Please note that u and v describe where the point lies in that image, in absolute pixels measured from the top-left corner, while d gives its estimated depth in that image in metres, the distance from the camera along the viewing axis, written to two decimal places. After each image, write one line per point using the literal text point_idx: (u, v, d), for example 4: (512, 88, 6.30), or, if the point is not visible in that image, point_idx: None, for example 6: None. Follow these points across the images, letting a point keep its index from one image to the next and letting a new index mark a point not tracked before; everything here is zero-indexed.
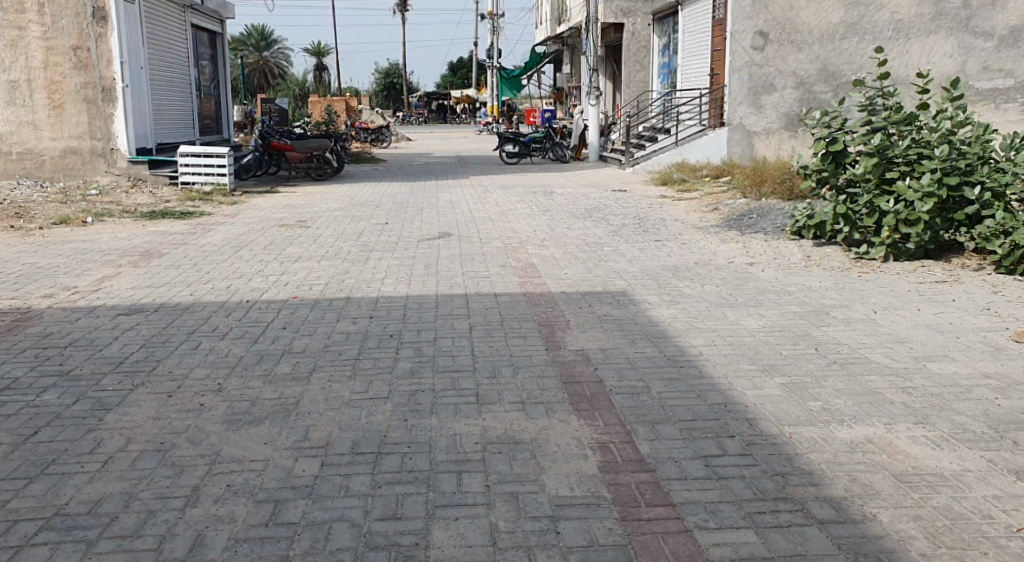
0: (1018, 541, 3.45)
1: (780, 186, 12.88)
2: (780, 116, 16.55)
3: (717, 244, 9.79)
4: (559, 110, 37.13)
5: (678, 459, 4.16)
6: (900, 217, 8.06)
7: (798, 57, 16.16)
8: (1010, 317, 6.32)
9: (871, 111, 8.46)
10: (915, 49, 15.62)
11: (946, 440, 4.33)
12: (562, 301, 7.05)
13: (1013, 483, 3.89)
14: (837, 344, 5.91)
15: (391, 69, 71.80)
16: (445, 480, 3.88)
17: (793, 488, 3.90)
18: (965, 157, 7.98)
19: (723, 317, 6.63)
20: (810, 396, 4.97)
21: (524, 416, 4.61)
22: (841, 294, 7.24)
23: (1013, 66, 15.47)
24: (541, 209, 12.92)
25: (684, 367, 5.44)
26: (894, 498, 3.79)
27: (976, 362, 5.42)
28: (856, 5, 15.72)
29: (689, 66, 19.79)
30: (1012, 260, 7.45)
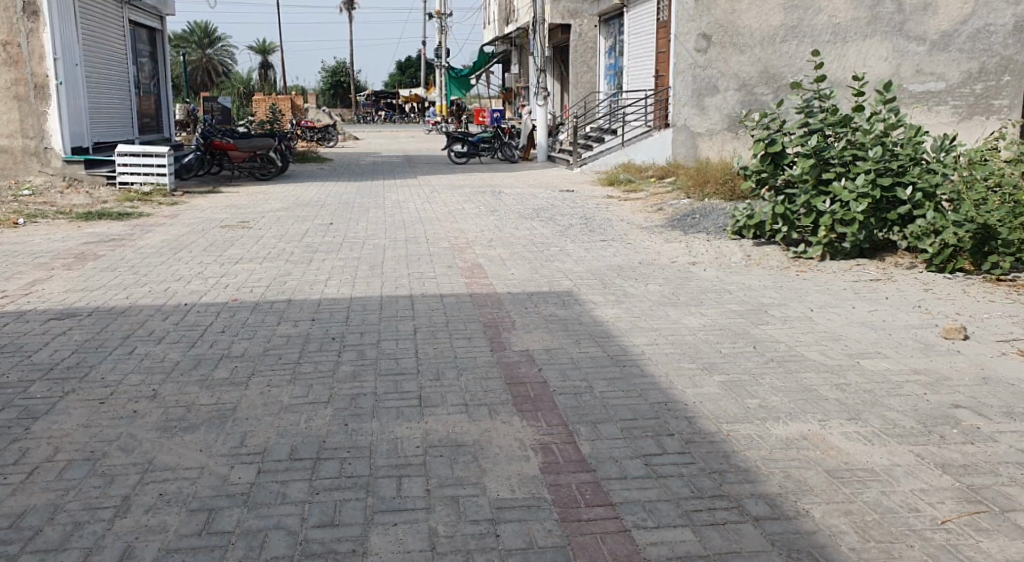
0: (942, 533, 3.55)
1: (723, 187, 13.10)
2: (723, 118, 16.77)
3: (661, 243, 9.90)
4: (508, 110, 37.16)
5: (618, 458, 4.20)
6: (835, 217, 8.24)
7: (739, 59, 16.39)
8: (940, 315, 6.49)
9: (808, 114, 8.62)
10: (852, 52, 15.96)
11: (877, 436, 4.43)
12: (508, 301, 7.07)
13: (939, 476, 4.00)
14: (774, 342, 6.02)
15: (338, 68, 71.26)
16: (384, 485, 3.87)
17: (729, 485, 3.97)
18: (898, 159, 8.17)
19: (665, 316, 6.70)
20: (748, 394, 5.06)
21: (467, 418, 4.61)
22: (779, 292, 7.37)
23: (944, 69, 15.81)
24: (489, 209, 12.94)
25: (626, 366, 5.50)
26: (826, 494, 3.87)
27: (908, 359, 5.57)
28: (795, 8, 15.99)
29: (634, 67, 19.98)
30: (942, 259, 7.66)
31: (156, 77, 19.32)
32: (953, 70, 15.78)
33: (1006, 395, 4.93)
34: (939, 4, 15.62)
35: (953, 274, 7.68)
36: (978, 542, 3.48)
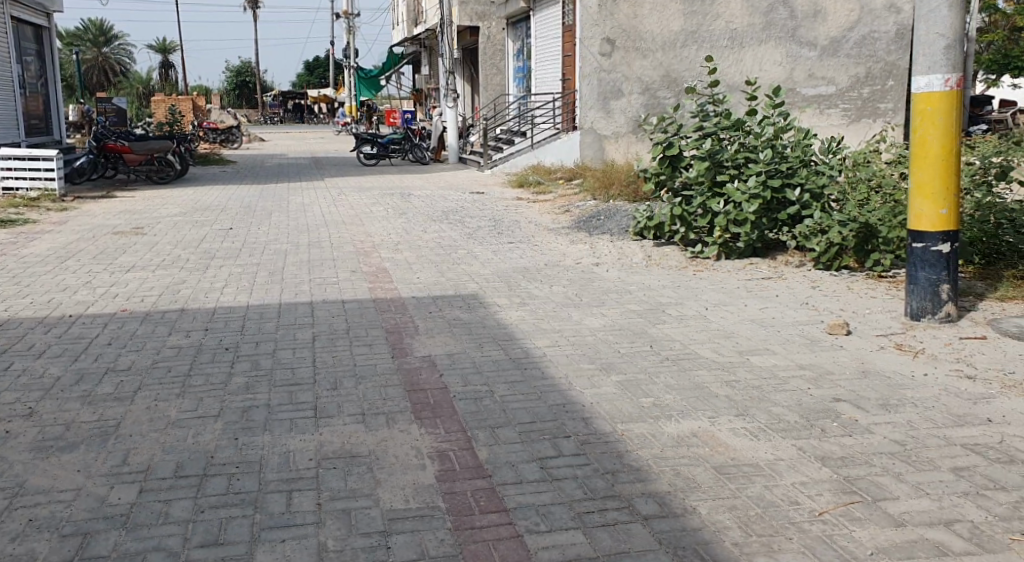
0: (819, 524, 3.69)
1: (627, 189, 13.39)
2: (628, 121, 16.98)
3: (564, 245, 10.02)
4: (418, 110, 36.97)
5: (514, 462, 4.24)
6: (729, 217, 8.48)
7: (642, 63, 16.73)
8: (827, 311, 6.74)
9: (703, 118, 8.84)
10: (748, 57, 16.80)
11: (763, 431, 4.58)
12: (412, 305, 7.06)
13: (819, 469, 4.15)
14: (670, 340, 6.15)
15: (243, 68, 69.76)
16: (273, 501, 3.83)
17: (621, 485, 4.04)
18: (787, 161, 8.44)
19: (568, 317, 6.79)
20: (643, 393, 5.16)
21: (363, 428, 4.59)
22: (676, 292, 7.54)
23: (834, 74, 17.01)
24: (397, 211, 12.89)
25: (527, 369, 5.55)
26: (713, 490, 3.98)
27: (794, 354, 5.77)
28: (694, 14, 16.66)
29: (542, 70, 20.15)
30: (829, 257, 7.95)
31: (44, 77, 18.59)
32: (842, 74, 17.04)
33: (882, 387, 5.15)
34: (828, 11, 16.80)
35: (839, 272, 7.97)
36: (851, 531, 3.63)
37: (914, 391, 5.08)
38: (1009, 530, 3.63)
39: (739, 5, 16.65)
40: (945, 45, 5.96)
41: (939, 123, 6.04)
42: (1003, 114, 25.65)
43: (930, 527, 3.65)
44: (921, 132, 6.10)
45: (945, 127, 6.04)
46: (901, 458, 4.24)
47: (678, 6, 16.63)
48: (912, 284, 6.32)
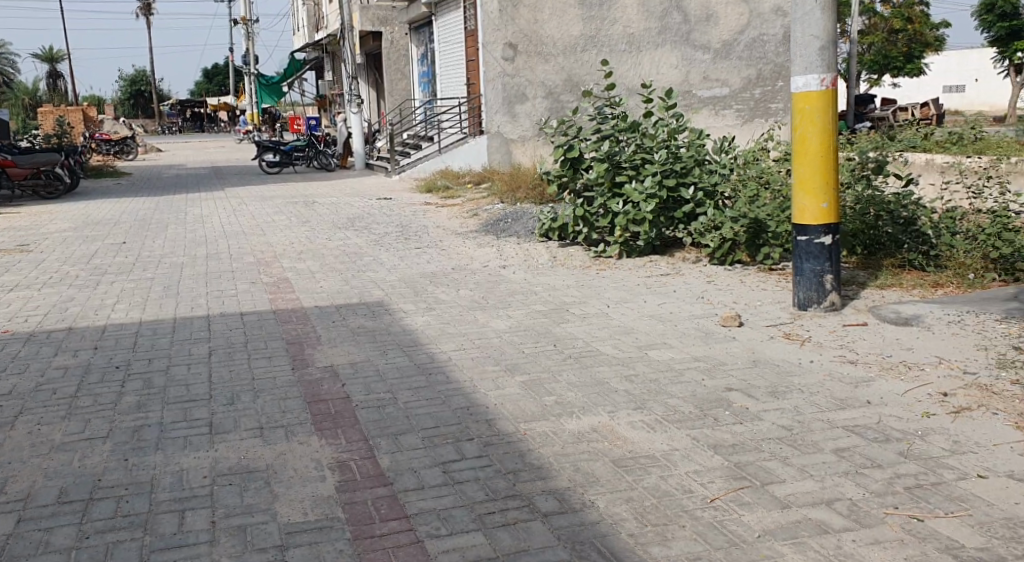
0: (710, 511, 3.82)
1: (534, 191, 13.53)
2: (533, 124, 17.13)
3: (471, 248, 10.06)
4: (323, 116, 36.53)
5: (417, 468, 4.26)
6: (629, 217, 8.65)
7: (544, 68, 16.93)
8: (721, 304, 6.94)
9: (600, 120, 8.98)
10: (646, 60, 17.18)
11: (659, 422, 4.72)
12: (314, 315, 6.99)
13: (711, 457, 4.29)
14: (573, 339, 6.24)
15: (138, 76, 67.78)
16: (164, 521, 3.76)
17: (522, 484, 4.10)
18: (682, 161, 8.64)
19: (474, 320, 6.83)
20: (546, 392, 5.23)
21: (261, 442, 4.54)
22: (580, 291, 7.64)
23: (727, 76, 17.52)
24: (301, 220, 12.73)
25: (431, 375, 5.55)
26: (611, 482, 4.08)
27: (691, 347, 5.94)
28: (593, 19, 16.94)
29: (446, 75, 20.17)
30: (722, 252, 8.21)
31: None
32: (734, 76, 17.55)
33: (772, 374, 5.35)
34: (720, 15, 17.27)
35: (732, 266, 8.22)
36: (739, 515, 3.77)
37: (801, 377, 5.29)
38: (884, 506, 3.82)
39: (636, 10, 17.03)
40: (820, 47, 6.22)
41: (817, 121, 6.27)
42: (885, 111, 26.93)
43: (813, 507, 3.81)
44: (801, 130, 6.33)
45: (823, 125, 6.28)
46: (787, 442, 4.42)
47: (577, 11, 16.88)
48: (798, 275, 6.59)
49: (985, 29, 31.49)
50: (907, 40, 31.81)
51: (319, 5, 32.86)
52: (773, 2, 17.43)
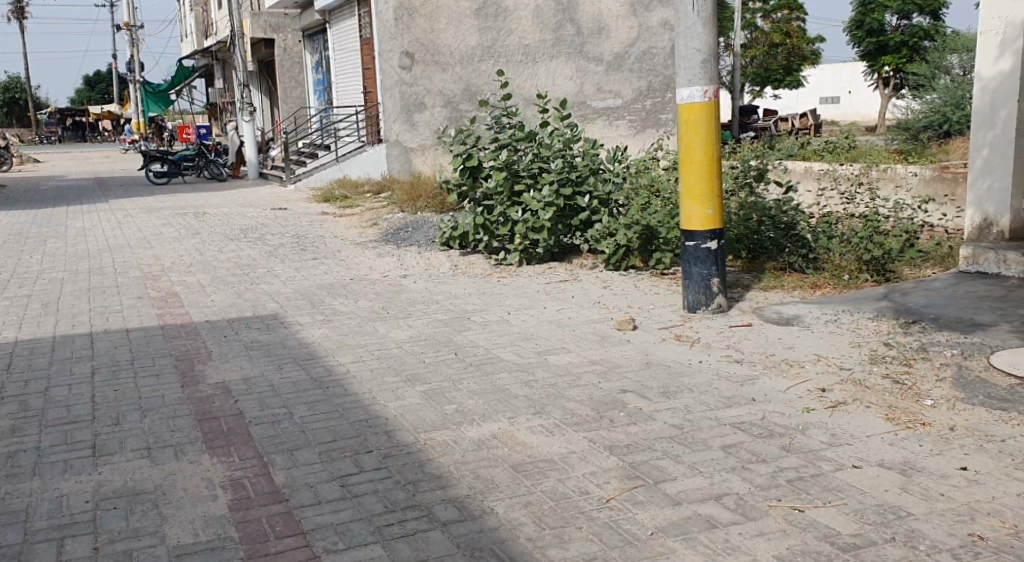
0: (606, 511, 4.02)
1: (434, 200, 13.54)
2: (432, 133, 17.13)
3: (369, 258, 10.02)
4: (214, 125, 35.67)
5: (313, 483, 4.24)
6: (528, 225, 8.75)
7: (442, 77, 17.01)
8: (616, 308, 7.12)
9: (498, 130, 9.11)
10: (542, 72, 17.65)
11: (557, 427, 4.86)
12: (204, 330, 6.86)
13: (606, 458, 4.51)
14: (474, 346, 6.30)
15: (12, 83, 64.88)
16: (42, 551, 3.68)
17: (422, 494, 4.14)
18: (577, 170, 8.82)
19: (374, 331, 6.81)
20: (446, 400, 5.27)
21: (148, 463, 4.46)
22: (481, 298, 7.71)
23: (619, 88, 18.27)
24: (190, 232, 12.44)
25: (329, 388, 5.52)
26: (510, 488, 4.20)
27: (588, 351, 6.08)
28: (488, 30, 17.19)
29: (342, 83, 20.04)
30: (617, 258, 8.38)
31: None
32: (626, 87, 18.32)
33: (664, 375, 5.61)
34: (611, 29, 17.99)
35: (627, 271, 8.43)
36: (634, 514, 3.99)
37: (691, 377, 5.58)
38: (766, 499, 4.14)
39: (530, 22, 17.42)
40: (702, 59, 6.48)
41: (701, 131, 6.53)
42: (767, 121, 27.99)
43: (703, 503, 4.10)
44: (686, 140, 6.57)
45: (706, 135, 6.54)
46: (678, 442, 4.70)
47: (473, 21, 17.07)
48: (688, 279, 6.81)
49: (854, 44, 33.21)
50: (786, 54, 33.56)
51: (207, 11, 32.21)
52: (661, 16, 18.31)
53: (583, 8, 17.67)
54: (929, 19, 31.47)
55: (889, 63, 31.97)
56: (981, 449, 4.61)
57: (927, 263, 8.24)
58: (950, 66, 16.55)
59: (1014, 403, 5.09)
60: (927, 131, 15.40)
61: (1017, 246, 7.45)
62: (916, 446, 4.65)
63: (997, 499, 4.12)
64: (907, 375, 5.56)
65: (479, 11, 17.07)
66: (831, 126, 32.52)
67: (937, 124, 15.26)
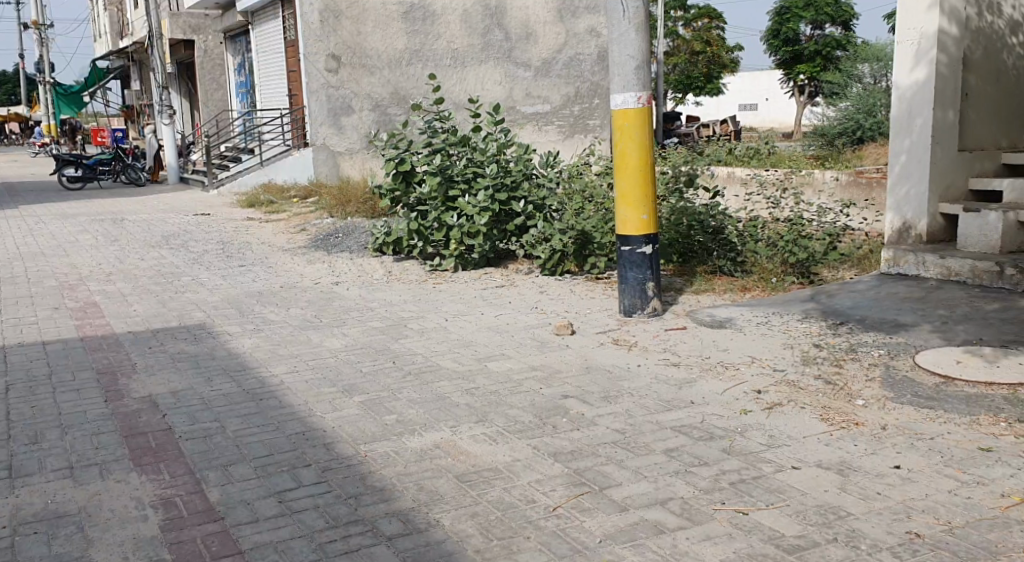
0: (553, 520, 3.97)
1: (364, 206, 13.36)
2: (361, 137, 16.90)
3: (299, 265, 9.81)
4: (130, 128, 34.66)
5: (250, 500, 4.09)
6: (463, 230, 8.67)
7: (370, 80, 16.82)
8: (554, 313, 7.08)
9: (430, 134, 8.99)
10: (471, 76, 17.63)
11: (501, 434, 4.79)
12: (127, 342, 6.61)
13: (551, 465, 4.46)
14: (412, 354, 6.20)
15: None
16: None
17: (365, 508, 4.03)
18: (511, 175, 8.78)
19: (309, 340, 6.66)
20: (386, 411, 5.15)
21: (72, 483, 4.26)
22: (417, 305, 7.60)
23: (548, 93, 18.34)
24: (108, 239, 12.02)
25: (263, 400, 5.35)
26: (455, 500, 4.11)
27: (528, 357, 6.03)
28: (417, 34, 17.08)
29: (266, 86, 19.67)
30: (552, 263, 8.36)
31: None
32: (554, 93, 18.39)
33: (604, 380, 5.59)
34: (539, 34, 18.02)
35: (562, 276, 8.41)
36: (581, 522, 3.95)
37: (631, 382, 5.57)
38: (711, 502, 4.14)
39: (458, 26, 17.39)
40: (635, 66, 6.50)
41: (635, 137, 6.54)
42: (689, 127, 28.38)
43: (649, 508, 4.08)
44: (621, 146, 6.58)
45: (641, 141, 6.56)
46: (622, 446, 4.67)
47: (401, 24, 16.93)
48: (624, 284, 6.82)
49: (771, 53, 34.02)
50: (707, 62, 34.28)
51: (123, 11, 31.35)
52: (588, 23, 18.42)
53: (511, 13, 17.70)
54: (840, 30, 32.41)
55: (805, 71, 32.69)
56: (912, 447, 4.69)
57: (851, 266, 8.43)
58: (862, 75, 16.96)
59: (940, 401, 5.20)
60: (842, 137, 15.78)
61: (936, 248, 7.66)
62: (852, 447, 4.71)
63: (930, 497, 4.19)
64: (839, 375, 5.64)
65: (406, 15, 16.93)
66: (751, 133, 33.25)
67: (850, 131, 15.66)
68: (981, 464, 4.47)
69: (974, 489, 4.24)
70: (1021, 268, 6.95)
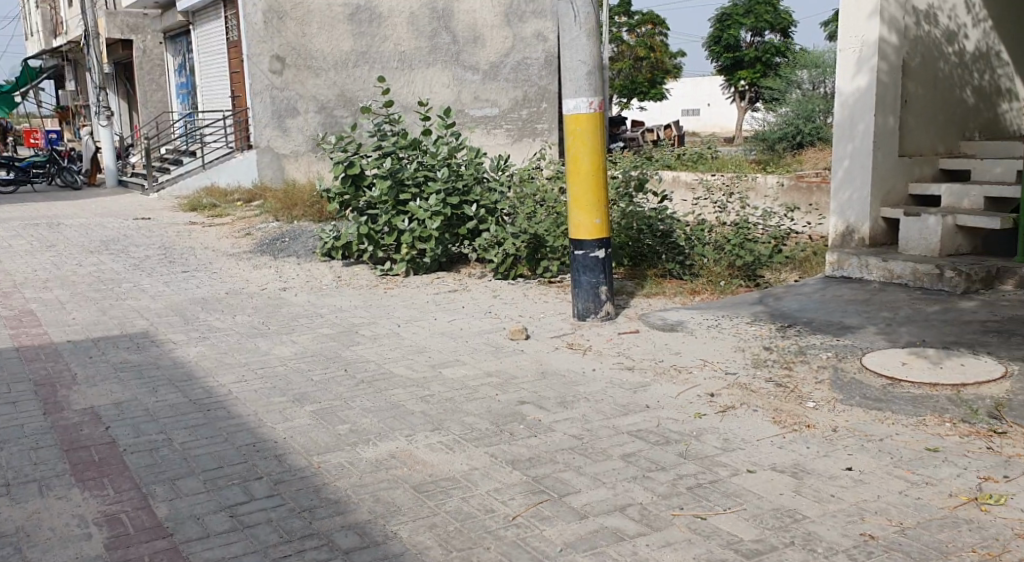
0: (513, 529, 3.91)
1: (310, 209, 13.17)
2: (306, 139, 16.68)
3: (245, 271, 9.61)
4: (64, 129, 33.81)
5: (200, 515, 3.96)
6: (414, 234, 8.56)
7: (316, 82, 16.60)
8: (509, 318, 7.02)
9: (380, 137, 8.85)
10: (418, 79, 17.53)
11: (457, 443, 4.72)
12: (66, 352, 6.39)
13: (509, 473, 4.39)
14: (364, 361, 6.08)
15: None
16: None
17: (320, 521, 3.93)
18: (463, 179, 8.71)
19: (257, 347, 6.51)
20: (338, 420, 5.04)
21: (11, 501, 4.08)
22: (368, 311, 7.48)
23: (496, 97, 18.31)
24: (44, 244, 11.66)
25: (210, 411, 5.20)
26: (413, 510, 4.03)
27: (483, 363, 5.96)
28: (363, 36, 16.93)
29: (208, 87, 19.31)
30: (505, 267, 8.31)
31: None
32: (502, 97, 18.37)
33: (559, 386, 5.54)
34: (486, 38, 17.98)
35: (515, 280, 8.36)
36: (542, 531, 3.89)
37: (586, 386, 5.53)
38: (670, 507, 4.12)
39: (406, 28, 17.28)
40: (587, 71, 6.48)
41: (587, 142, 6.51)
42: (634, 132, 28.59)
43: (608, 515, 4.04)
44: (573, 151, 6.55)
45: (593, 146, 6.53)
46: (580, 452, 4.63)
47: (346, 26, 16.76)
48: (578, 288, 6.80)
49: (713, 59, 34.47)
50: (650, 67, 34.65)
51: (56, 10, 30.57)
52: (534, 27, 18.36)
53: (458, 16, 17.63)
54: (779, 37, 32.97)
55: (745, 78, 33.16)
56: (863, 448, 4.73)
57: (799, 268, 8.51)
58: (800, 81, 17.19)
59: (888, 402, 5.26)
60: (782, 142, 15.97)
61: (880, 252, 7.77)
62: (804, 449, 4.73)
63: (882, 498, 4.22)
64: (790, 378, 5.68)
65: (352, 16, 16.77)
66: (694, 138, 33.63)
67: (790, 136, 15.87)
68: (929, 464, 4.52)
69: (924, 490, 4.28)
70: (961, 271, 7.08)
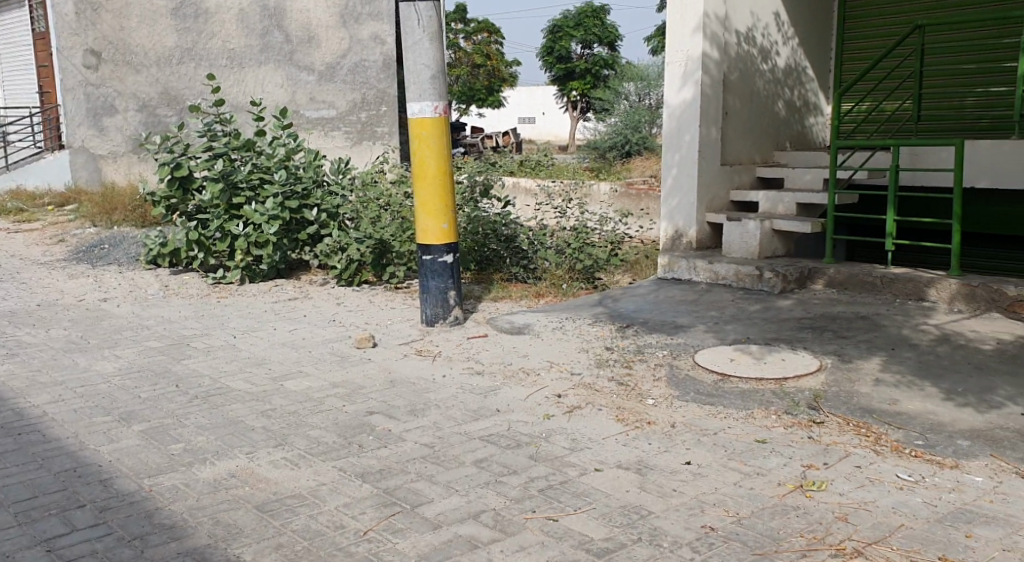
0: (365, 544, 3.77)
1: (133, 213, 12.48)
2: (125, 139, 15.76)
3: (59, 280, 8.94)
4: None
5: (10, 552, 3.63)
6: (250, 239, 8.21)
7: (136, 79, 15.74)
8: (352, 326, 6.84)
9: (211, 138, 8.44)
10: (249, 77, 16.91)
11: (303, 457, 4.53)
12: None
13: (358, 487, 4.25)
14: (199, 376, 5.74)
15: None
16: None
17: (153, 549, 3.67)
18: (302, 182, 8.44)
19: (75, 363, 6.04)
20: (171, 439, 4.73)
21: None
22: (200, 322, 7.11)
23: (333, 99, 17.68)
24: None
25: (24, 435, 4.76)
26: (256, 531, 3.83)
27: (327, 373, 5.76)
28: (188, 32, 16.14)
29: (10, 80, 17.96)
30: (349, 273, 8.12)
31: None
32: (339, 99, 17.73)
33: (408, 394, 5.42)
34: (320, 38, 17.34)
35: (359, 286, 8.18)
36: (393, 544, 3.78)
37: (436, 393, 5.44)
38: (522, 511, 4.09)
39: (234, 25, 16.64)
40: (430, 76, 6.41)
41: (433, 145, 6.44)
42: (472, 139, 28.72)
43: (461, 523, 3.97)
44: (419, 155, 6.46)
45: (438, 150, 6.46)
46: (431, 461, 4.54)
47: (169, 21, 15.95)
48: (425, 293, 6.70)
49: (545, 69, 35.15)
50: (487, 75, 34.97)
51: None
52: (371, 29, 17.67)
53: (291, 15, 17.00)
54: (607, 50, 33.95)
55: (576, 89, 33.93)
56: (699, 443, 4.87)
57: (636, 271, 8.74)
58: (628, 92, 17.58)
59: (721, 397, 5.45)
60: (613, 150, 16.41)
61: (706, 255, 8.07)
62: (645, 446, 4.82)
63: (719, 490, 4.35)
64: (629, 376, 5.79)
65: (175, 11, 15.99)
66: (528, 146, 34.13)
67: (621, 145, 16.33)
68: (760, 455, 4.70)
69: (756, 480, 4.45)
70: (778, 271, 7.44)
